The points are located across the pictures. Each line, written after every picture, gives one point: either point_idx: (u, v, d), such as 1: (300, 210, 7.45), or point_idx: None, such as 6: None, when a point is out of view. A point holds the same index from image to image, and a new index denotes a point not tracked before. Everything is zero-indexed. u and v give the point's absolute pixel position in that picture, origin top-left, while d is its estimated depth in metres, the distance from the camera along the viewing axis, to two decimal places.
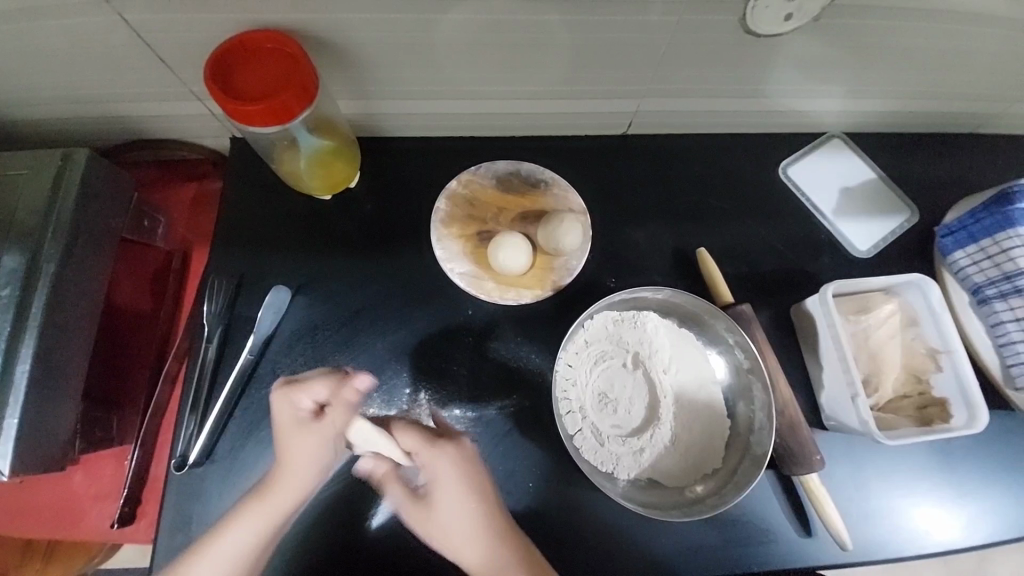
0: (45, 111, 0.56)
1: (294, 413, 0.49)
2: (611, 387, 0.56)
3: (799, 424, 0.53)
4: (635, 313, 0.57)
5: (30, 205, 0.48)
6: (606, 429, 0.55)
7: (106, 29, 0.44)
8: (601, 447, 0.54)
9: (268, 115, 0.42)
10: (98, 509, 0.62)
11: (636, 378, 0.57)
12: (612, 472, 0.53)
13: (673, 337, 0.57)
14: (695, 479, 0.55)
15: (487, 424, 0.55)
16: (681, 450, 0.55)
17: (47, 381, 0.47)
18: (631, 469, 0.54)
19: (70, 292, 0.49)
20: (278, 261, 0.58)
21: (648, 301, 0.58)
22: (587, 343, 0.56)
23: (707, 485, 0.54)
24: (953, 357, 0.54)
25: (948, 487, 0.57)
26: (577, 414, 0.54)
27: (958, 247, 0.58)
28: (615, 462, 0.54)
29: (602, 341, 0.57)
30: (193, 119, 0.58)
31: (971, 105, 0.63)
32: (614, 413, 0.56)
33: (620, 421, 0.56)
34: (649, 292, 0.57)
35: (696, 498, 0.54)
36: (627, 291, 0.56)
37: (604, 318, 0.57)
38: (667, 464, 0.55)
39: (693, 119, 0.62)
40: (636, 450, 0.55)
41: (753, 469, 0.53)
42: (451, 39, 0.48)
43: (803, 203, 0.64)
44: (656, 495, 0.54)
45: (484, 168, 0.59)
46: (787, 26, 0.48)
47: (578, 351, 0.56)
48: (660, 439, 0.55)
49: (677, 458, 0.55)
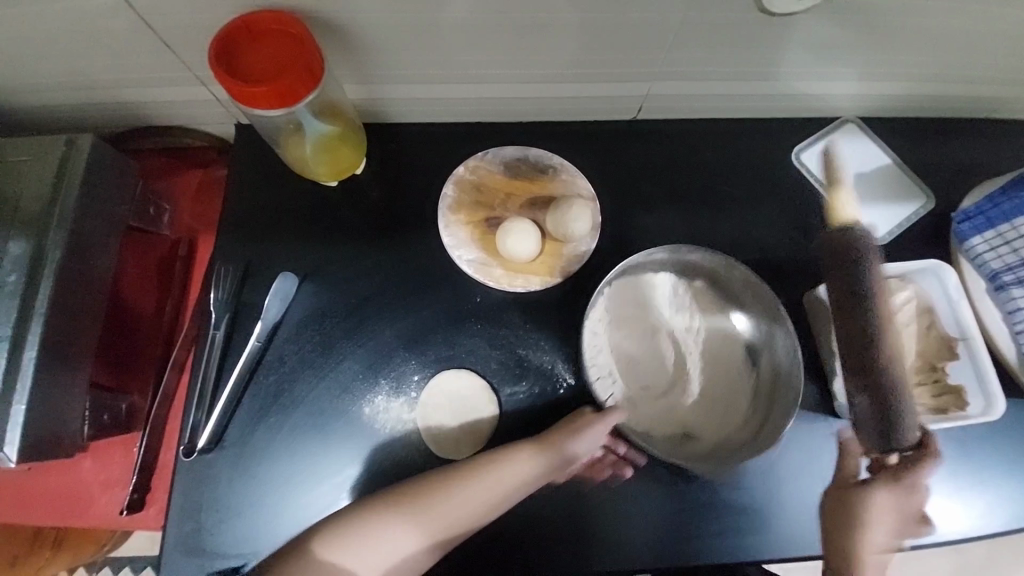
0: (48, 96, 0.55)
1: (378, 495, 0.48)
2: (635, 350, 0.56)
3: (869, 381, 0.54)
4: (654, 277, 0.57)
5: (35, 191, 0.48)
6: (636, 391, 0.55)
7: (108, 11, 0.43)
8: (632, 409, 0.54)
9: (273, 98, 0.41)
10: (108, 496, 0.62)
11: (660, 337, 0.57)
12: (648, 431, 0.54)
13: (693, 295, 0.58)
14: (728, 430, 0.55)
15: (512, 380, 0.55)
16: (711, 403, 0.55)
17: (55, 367, 0.47)
18: (665, 426, 0.54)
19: (76, 278, 0.49)
20: (285, 248, 0.57)
21: (668, 261, 0.57)
22: (608, 310, 0.56)
23: (743, 435, 0.54)
24: (971, 344, 0.53)
25: (964, 476, 0.57)
26: (606, 379, 0.54)
27: (975, 232, 0.56)
28: (648, 423, 0.54)
29: (624, 306, 0.56)
30: (197, 104, 0.58)
31: (987, 89, 0.62)
32: (642, 375, 0.56)
33: (648, 381, 0.56)
34: (663, 250, 0.56)
35: (731, 450, 0.53)
36: (643, 254, 0.55)
37: (623, 281, 0.56)
38: (698, 418, 0.55)
39: (703, 103, 0.61)
40: (669, 408, 0.55)
41: (785, 416, 0.52)
42: (456, 19, 0.47)
43: (815, 189, 0.63)
44: (690, 451, 0.53)
45: (491, 154, 0.59)
46: (803, 5, 0.47)
47: (601, 318, 0.55)
48: (690, 393, 0.56)
49: (706, 411, 0.55)
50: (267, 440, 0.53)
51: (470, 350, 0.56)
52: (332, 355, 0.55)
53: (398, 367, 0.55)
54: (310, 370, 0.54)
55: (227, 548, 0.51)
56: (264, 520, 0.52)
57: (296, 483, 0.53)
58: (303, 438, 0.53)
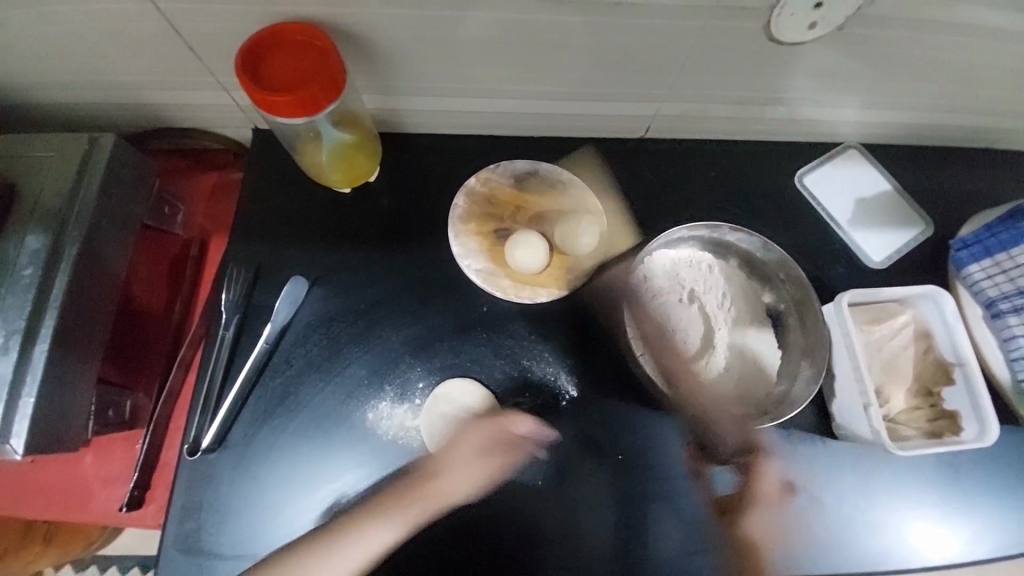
0: (72, 94, 0.56)
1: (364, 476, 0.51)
2: (669, 318, 0.58)
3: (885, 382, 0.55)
4: (693, 252, 0.60)
5: (55, 187, 0.49)
6: (666, 356, 0.57)
7: (139, 17, 0.45)
8: (662, 371, 0.56)
9: (295, 107, 0.42)
10: (108, 492, 0.62)
11: (693, 311, 0.58)
12: (671, 395, 0.55)
13: (726, 275, 0.60)
14: (752, 399, 0.56)
15: (540, 356, 0.57)
16: (736, 375, 0.57)
17: (66, 362, 0.47)
18: (690, 393, 0.56)
19: (91, 273, 0.49)
20: (296, 252, 0.58)
21: (706, 239, 0.60)
22: (647, 278, 0.58)
23: (767, 403, 0.56)
24: (967, 370, 0.54)
25: (957, 500, 0.57)
26: (639, 341, 0.56)
27: (973, 260, 0.58)
28: (674, 387, 0.55)
29: (661, 278, 0.59)
30: (216, 108, 0.59)
31: (986, 121, 0.64)
32: (672, 342, 0.57)
33: (678, 349, 0.57)
34: (706, 230, 0.59)
35: (754, 417, 0.55)
36: (687, 229, 0.58)
37: (662, 256, 0.59)
38: (723, 387, 0.56)
39: (710, 125, 0.63)
40: (694, 376, 0.56)
41: (808, 389, 0.54)
42: (475, 37, 0.48)
43: (818, 212, 0.64)
44: (707, 416, 0.55)
45: (502, 167, 0.60)
46: (809, 35, 0.48)
47: (638, 286, 0.58)
48: (716, 365, 0.57)
49: (732, 382, 0.57)
50: (270, 443, 0.54)
51: (500, 327, 0.57)
52: (338, 360, 0.56)
53: (411, 364, 0.56)
54: (317, 374, 0.55)
55: (225, 548, 0.51)
56: (265, 523, 0.52)
57: (299, 486, 0.53)
58: (308, 441, 0.54)
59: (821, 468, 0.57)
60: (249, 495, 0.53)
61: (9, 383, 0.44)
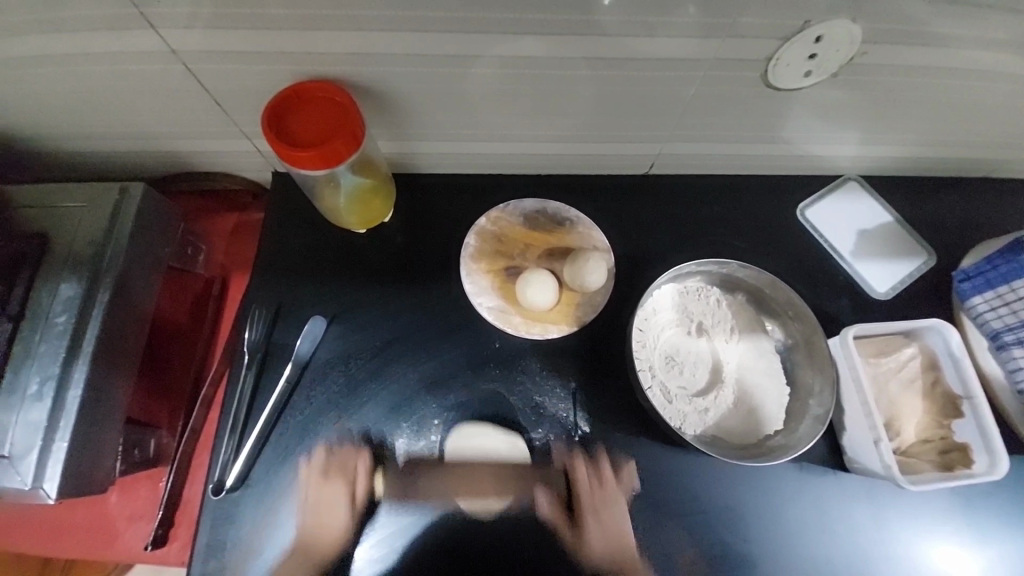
0: (105, 144, 0.59)
1: (367, 479, 0.55)
2: (677, 351, 0.59)
3: (896, 415, 0.55)
4: (700, 286, 0.62)
5: (88, 235, 0.51)
6: (674, 389, 0.58)
7: (173, 77, 0.48)
8: (669, 404, 0.56)
9: (319, 159, 0.44)
10: (132, 530, 0.63)
11: (700, 346, 0.60)
12: (679, 428, 0.56)
13: (734, 310, 0.62)
14: (761, 436, 0.57)
15: (551, 392, 0.58)
16: (744, 410, 0.58)
17: (95, 406, 0.49)
18: (698, 427, 0.56)
19: (121, 316, 0.52)
20: (315, 291, 0.60)
21: (714, 273, 0.62)
22: (655, 310, 0.60)
23: (776, 439, 0.56)
24: (974, 403, 0.54)
25: (974, 532, 0.57)
26: (647, 372, 0.57)
27: (977, 292, 0.59)
28: (682, 419, 0.56)
29: (669, 311, 0.60)
30: (240, 155, 0.62)
31: (983, 153, 0.65)
32: (680, 374, 0.58)
33: (686, 383, 0.58)
34: (715, 265, 0.61)
35: (763, 452, 0.55)
36: (696, 263, 0.60)
37: (670, 290, 0.61)
38: (730, 422, 0.57)
39: (712, 162, 0.65)
40: (701, 409, 0.57)
41: (817, 425, 0.55)
42: (486, 89, 0.51)
43: (821, 244, 0.66)
44: (722, 451, 0.55)
45: (512, 207, 0.62)
46: (805, 81, 0.51)
47: (647, 318, 0.59)
48: (724, 401, 0.58)
49: (740, 417, 0.58)
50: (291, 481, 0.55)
51: (512, 365, 0.58)
52: (355, 397, 0.57)
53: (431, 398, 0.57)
54: (335, 411, 0.56)
55: None
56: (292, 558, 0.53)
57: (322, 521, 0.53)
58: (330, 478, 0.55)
59: (835, 499, 0.57)
60: (275, 533, 0.53)
61: (42, 428, 0.46)
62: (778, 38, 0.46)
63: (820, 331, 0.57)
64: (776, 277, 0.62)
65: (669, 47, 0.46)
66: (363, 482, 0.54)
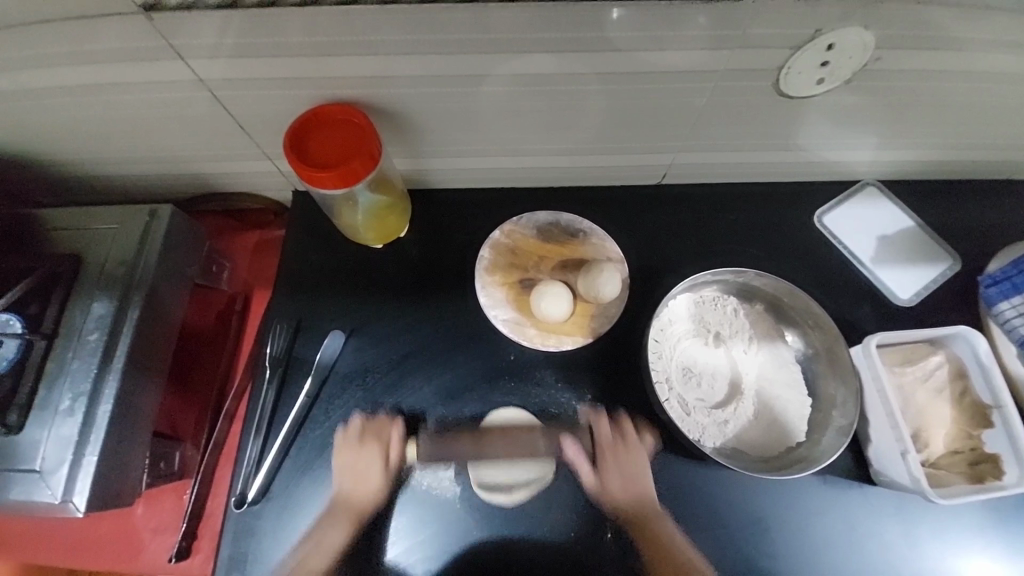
0: (134, 167, 0.62)
1: (402, 444, 0.56)
2: (693, 361, 0.59)
3: (922, 427, 0.54)
4: (716, 295, 0.61)
5: (119, 256, 0.53)
6: (691, 401, 0.57)
7: (198, 103, 0.50)
8: (687, 415, 0.56)
9: (337, 179, 0.46)
10: (158, 541, 0.65)
11: (717, 356, 0.60)
12: (698, 440, 0.55)
13: (752, 320, 0.61)
14: (782, 448, 0.56)
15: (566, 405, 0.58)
16: (765, 422, 0.57)
17: (124, 420, 0.51)
18: (717, 438, 0.56)
19: (148, 333, 0.53)
20: (334, 306, 0.61)
21: (730, 282, 0.62)
22: (671, 321, 0.60)
23: (798, 451, 0.56)
24: (1005, 412, 0.52)
25: (1010, 548, 0.55)
26: (663, 384, 0.57)
27: (1003, 297, 0.57)
28: (700, 431, 0.56)
29: (685, 321, 0.60)
30: (261, 174, 0.64)
31: (1006, 155, 0.64)
32: (697, 385, 0.58)
33: (704, 394, 0.58)
34: (731, 274, 0.60)
35: (784, 465, 0.55)
36: (711, 273, 0.59)
37: (685, 300, 0.61)
38: (750, 434, 0.56)
39: (726, 170, 0.65)
40: (720, 421, 0.57)
41: (840, 437, 0.54)
42: (498, 106, 0.52)
43: (840, 251, 0.65)
44: (742, 464, 0.55)
45: (525, 220, 0.63)
46: (818, 89, 0.51)
47: (662, 329, 0.59)
48: (743, 412, 0.57)
49: (760, 429, 0.57)
50: (311, 496, 0.55)
51: (528, 378, 0.59)
52: (374, 411, 0.58)
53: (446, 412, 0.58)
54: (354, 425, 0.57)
55: None
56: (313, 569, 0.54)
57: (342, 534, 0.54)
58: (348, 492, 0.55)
59: (862, 513, 0.56)
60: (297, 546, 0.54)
61: (74, 442, 0.48)
62: (788, 48, 0.46)
63: (841, 340, 0.56)
64: (794, 285, 0.61)
65: (678, 59, 0.46)
66: (398, 449, 0.56)
